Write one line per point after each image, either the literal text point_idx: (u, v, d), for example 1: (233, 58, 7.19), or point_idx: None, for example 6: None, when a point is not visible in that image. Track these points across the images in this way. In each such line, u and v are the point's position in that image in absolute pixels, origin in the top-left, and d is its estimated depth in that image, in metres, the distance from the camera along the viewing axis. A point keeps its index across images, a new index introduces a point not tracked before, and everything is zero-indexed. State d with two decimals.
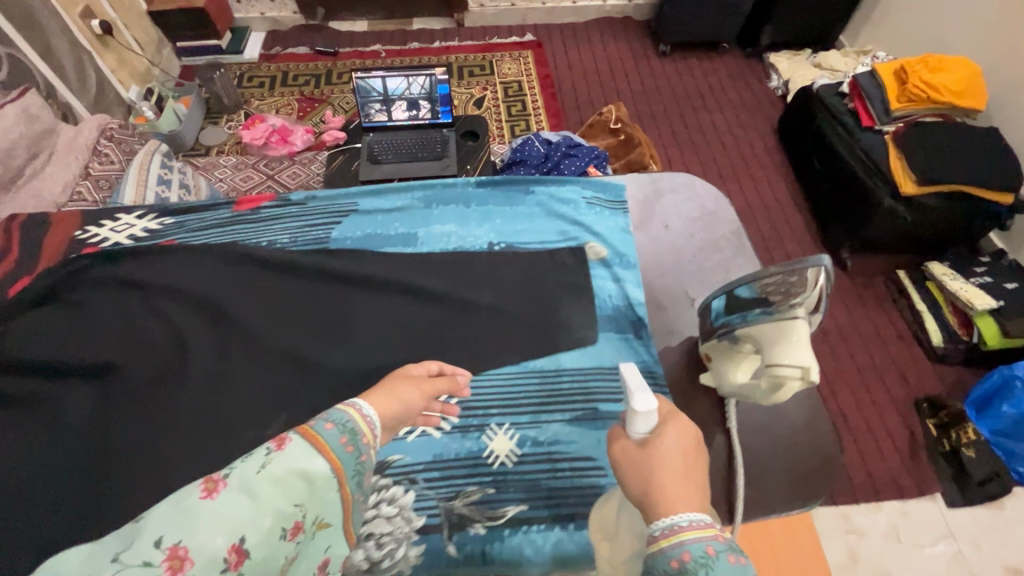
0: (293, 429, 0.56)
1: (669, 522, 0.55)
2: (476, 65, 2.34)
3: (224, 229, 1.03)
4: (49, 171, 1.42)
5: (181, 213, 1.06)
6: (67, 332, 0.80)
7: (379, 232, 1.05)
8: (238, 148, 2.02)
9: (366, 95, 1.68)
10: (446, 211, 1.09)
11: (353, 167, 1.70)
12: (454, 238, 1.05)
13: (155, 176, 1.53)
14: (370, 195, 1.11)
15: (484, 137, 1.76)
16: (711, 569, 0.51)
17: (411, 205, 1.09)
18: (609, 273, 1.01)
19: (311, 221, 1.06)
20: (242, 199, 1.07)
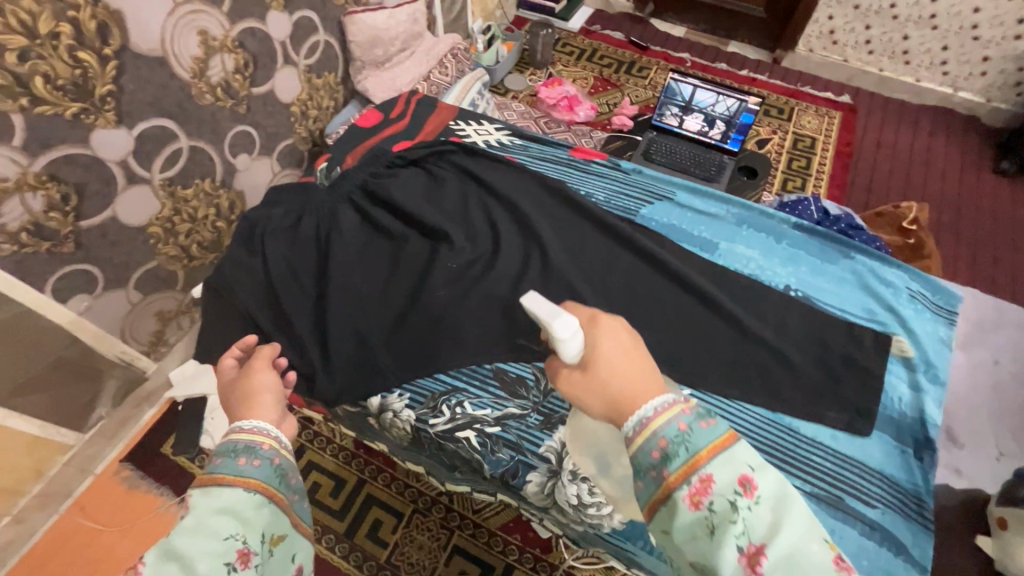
0: (192, 487, 0.66)
1: (639, 418, 0.57)
2: (776, 106, 2.22)
3: (560, 167, 1.22)
4: (405, 65, 1.74)
5: (528, 139, 1.28)
6: (430, 198, 1.12)
7: (682, 228, 1.13)
8: (529, 100, 2.23)
9: (669, 96, 1.74)
10: (754, 236, 1.12)
11: (625, 156, 1.77)
12: (752, 265, 1.07)
13: (470, 99, 1.80)
14: (688, 192, 1.18)
15: (763, 178, 1.67)
16: (688, 441, 0.54)
17: (724, 216, 1.14)
18: (908, 376, 0.94)
19: (627, 191, 1.19)
20: (580, 149, 1.25)
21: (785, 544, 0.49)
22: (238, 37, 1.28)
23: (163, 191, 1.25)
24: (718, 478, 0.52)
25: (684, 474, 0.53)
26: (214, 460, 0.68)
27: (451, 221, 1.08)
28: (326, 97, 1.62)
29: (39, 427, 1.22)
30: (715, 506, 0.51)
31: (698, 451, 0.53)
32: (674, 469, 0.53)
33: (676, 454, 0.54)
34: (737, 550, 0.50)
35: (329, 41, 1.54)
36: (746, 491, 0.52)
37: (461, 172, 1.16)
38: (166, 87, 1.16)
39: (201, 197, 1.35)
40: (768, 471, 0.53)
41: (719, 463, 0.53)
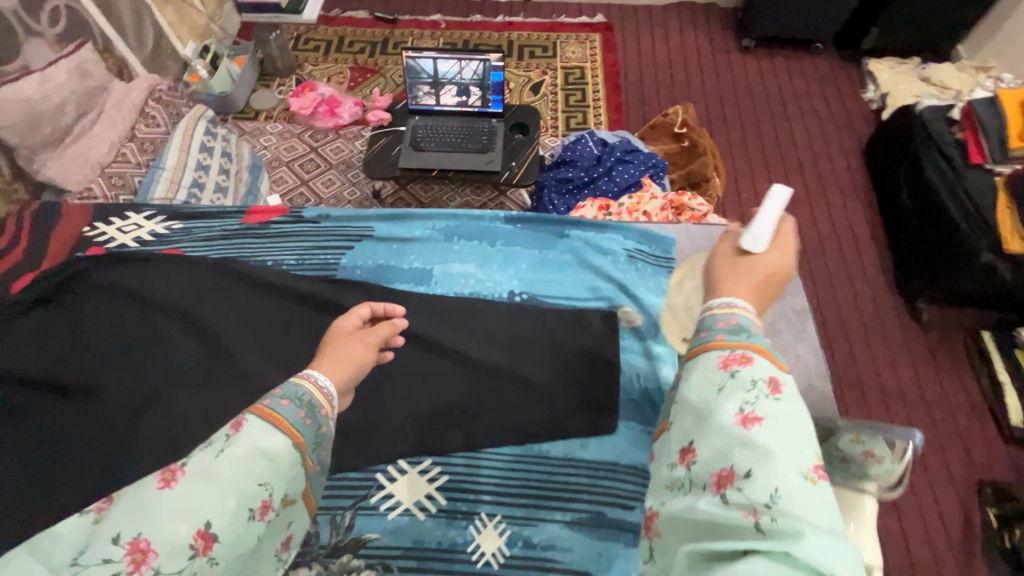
0: (248, 412, 0.59)
1: (726, 300, 0.64)
2: (539, 46, 2.19)
3: (238, 238, 1.17)
4: (96, 131, 1.42)
5: (186, 217, 1.19)
6: (62, 339, 0.96)
7: (391, 265, 1.14)
8: (286, 116, 1.97)
9: (415, 76, 1.58)
10: (465, 246, 1.18)
11: (393, 152, 1.59)
12: (472, 280, 1.13)
13: (197, 143, 1.54)
14: (386, 222, 1.20)
15: (534, 131, 1.64)
16: (753, 333, 0.60)
17: (431, 235, 1.19)
18: (638, 343, 1.04)
19: (318, 242, 1.17)
20: (253, 213, 1.20)
21: (777, 431, 0.53)
22: None
23: None
24: (758, 363, 0.57)
25: (732, 343, 0.60)
26: (276, 399, 0.61)
27: (90, 366, 0.93)
28: None
29: None
30: (738, 376, 0.57)
31: (756, 342, 0.59)
32: (726, 338, 0.61)
33: (738, 332, 0.61)
34: (738, 406, 0.55)
35: None
36: (770, 387, 0.56)
37: (101, 292, 1.01)
38: None
39: None
40: (799, 399, 0.57)
41: (765, 362, 0.58)
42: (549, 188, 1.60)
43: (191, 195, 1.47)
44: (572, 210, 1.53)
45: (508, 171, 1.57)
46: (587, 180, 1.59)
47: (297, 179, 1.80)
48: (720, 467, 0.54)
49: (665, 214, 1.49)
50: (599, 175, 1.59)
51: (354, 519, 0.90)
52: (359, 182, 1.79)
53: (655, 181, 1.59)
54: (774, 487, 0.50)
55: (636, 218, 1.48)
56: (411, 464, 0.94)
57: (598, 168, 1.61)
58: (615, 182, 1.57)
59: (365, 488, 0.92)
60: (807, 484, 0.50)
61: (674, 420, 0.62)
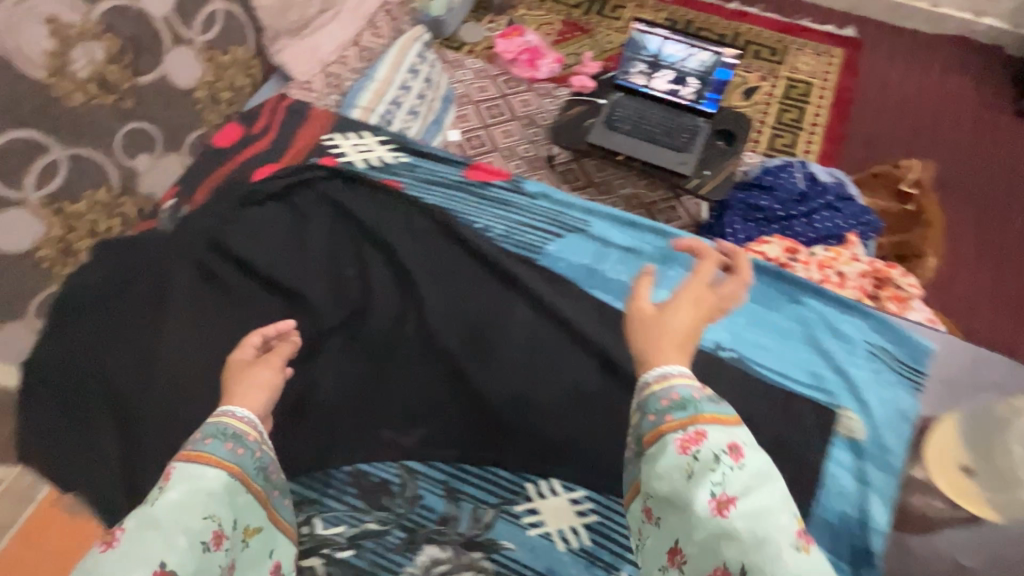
0: (174, 461, 0.68)
1: (661, 371, 0.69)
2: (768, 46, 1.95)
3: (457, 190, 1.21)
4: (330, 29, 1.51)
5: (416, 156, 1.27)
6: (286, 250, 1.10)
7: (597, 271, 1.14)
8: (487, 54, 1.96)
9: (635, 51, 1.49)
10: (681, 277, 1.14)
11: (585, 123, 1.53)
12: None
13: (408, 64, 1.59)
14: (602, 221, 1.20)
15: (741, 143, 1.47)
16: (687, 406, 0.66)
17: (647, 252, 1.16)
18: (853, 461, 0.98)
19: (530, 220, 1.19)
20: (477, 168, 1.25)
21: (753, 501, 0.59)
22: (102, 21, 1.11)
23: (47, 210, 1.11)
24: (710, 434, 0.64)
25: (682, 423, 0.65)
26: (202, 441, 0.70)
27: (306, 279, 1.08)
28: (239, 76, 1.42)
29: None
30: (701, 454, 0.63)
31: (702, 414, 0.65)
32: (675, 417, 0.66)
33: (680, 408, 0.66)
34: (711, 493, 0.60)
35: (229, 10, 1.34)
36: (732, 457, 0.63)
37: (334, 213, 1.14)
38: (17, 93, 1.01)
39: (99, 209, 1.20)
40: (755, 451, 0.64)
41: (712, 424, 0.65)
42: (734, 210, 1.45)
43: (387, 111, 1.52)
44: (754, 243, 1.37)
45: (697, 179, 1.44)
46: (782, 215, 1.41)
47: (480, 121, 1.79)
48: (710, 563, 0.58)
49: (862, 283, 1.28)
50: (797, 214, 1.41)
51: (495, 521, 0.95)
52: (536, 142, 1.75)
53: (861, 241, 1.37)
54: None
55: (826, 275, 1.29)
56: (566, 489, 0.97)
57: (799, 206, 1.41)
58: (814, 228, 1.37)
59: (513, 494, 0.97)
60: (800, 555, 0.56)
61: (652, 512, 0.66)
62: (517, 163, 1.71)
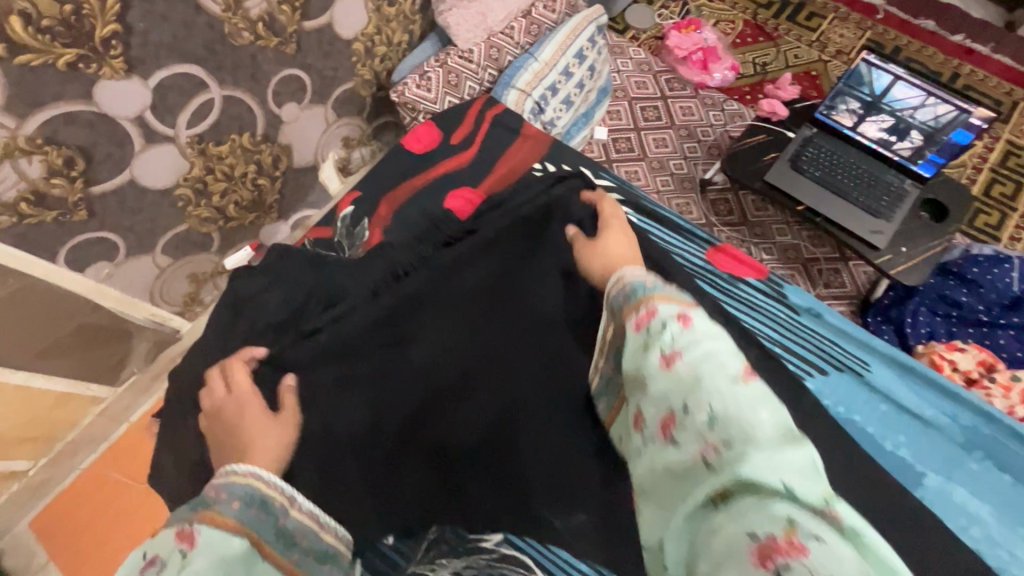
0: (198, 518, 0.48)
1: (617, 276, 0.61)
2: (991, 97, 1.62)
3: (698, 274, 1.00)
4: None
5: (656, 215, 1.06)
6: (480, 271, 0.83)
7: (870, 428, 0.88)
8: (653, 45, 1.74)
9: (853, 85, 1.23)
10: (982, 471, 0.86)
11: (765, 157, 1.31)
12: (979, 522, 0.82)
13: (576, 48, 1.41)
14: (884, 365, 0.93)
15: (955, 222, 1.21)
16: (643, 288, 0.57)
17: (941, 424, 0.89)
18: None
19: (789, 336, 0.96)
20: (728, 253, 1.03)
21: (706, 362, 0.49)
22: None
23: (192, 149, 1.04)
24: (659, 304, 0.54)
25: (634, 305, 0.56)
26: (232, 502, 0.50)
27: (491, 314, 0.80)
28: (398, 31, 1.30)
29: (66, 384, 1.15)
30: (653, 326, 0.53)
31: (653, 295, 0.55)
32: (628, 300, 0.57)
33: (635, 291, 0.57)
34: (658, 353, 0.51)
35: None
36: (681, 322, 0.52)
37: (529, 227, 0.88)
38: (191, 25, 0.91)
39: (239, 153, 1.14)
40: (713, 324, 0.53)
41: (663, 297, 0.55)
42: (924, 299, 1.22)
43: (542, 96, 1.38)
44: (943, 346, 1.14)
45: (890, 254, 1.21)
46: (985, 320, 1.18)
47: (631, 122, 1.60)
48: (665, 412, 0.49)
49: None
50: (1005, 322, 1.17)
51: None
52: (691, 158, 1.55)
53: None
54: (710, 403, 0.46)
55: None
56: None
57: (1009, 314, 1.17)
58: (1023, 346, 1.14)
59: None
60: (738, 386, 0.47)
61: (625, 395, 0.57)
62: (664, 179, 1.53)
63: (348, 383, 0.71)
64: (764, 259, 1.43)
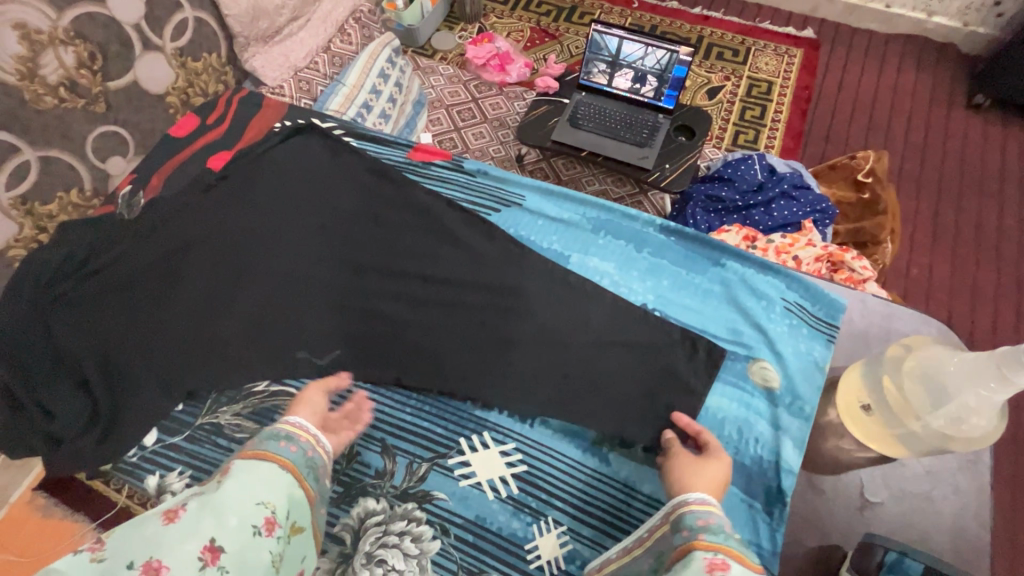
0: (234, 460, 0.73)
1: (699, 497, 0.74)
2: (730, 48, 2.02)
3: (398, 169, 1.23)
4: (300, 36, 1.56)
5: (364, 137, 1.30)
6: (233, 202, 1.14)
7: (532, 239, 1.16)
8: (459, 61, 2.02)
9: (595, 51, 1.53)
10: (611, 244, 1.15)
11: (550, 122, 1.57)
12: (607, 277, 1.11)
13: (377, 69, 1.63)
14: (537, 195, 1.21)
15: (701, 138, 1.52)
16: (725, 534, 0.66)
17: (580, 222, 1.18)
18: (769, 410, 0.97)
19: (467, 191, 1.22)
20: (421, 149, 1.26)
21: None
22: (71, 28, 1.13)
23: (17, 209, 1.13)
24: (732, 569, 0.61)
25: (711, 545, 0.64)
26: (259, 442, 0.77)
27: (236, 221, 1.12)
28: (211, 82, 1.46)
29: None
30: None
31: (733, 547, 0.64)
32: (708, 538, 0.66)
33: (713, 531, 0.67)
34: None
35: (199, 17, 1.37)
36: None
37: (279, 178, 1.17)
38: None
39: (70, 210, 1.23)
40: None
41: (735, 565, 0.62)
42: (695, 202, 1.49)
43: (358, 114, 1.57)
44: (714, 232, 1.42)
45: (658, 172, 1.48)
46: (741, 205, 1.46)
47: (451, 124, 1.84)
48: None
49: (817, 266, 1.32)
50: (755, 203, 1.45)
51: (428, 473, 0.95)
52: (506, 142, 1.81)
53: (817, 228, 1.41)
54: None
55: (783, 260, 1.33)
56: (496, 443, 0.97)
57: (757, 195, 1.46)
58: (772, 217, 1.42)
59: (447, 447, 0.97)
60: None
61: None
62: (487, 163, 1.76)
63: (133, 282, 1.04)
64: None
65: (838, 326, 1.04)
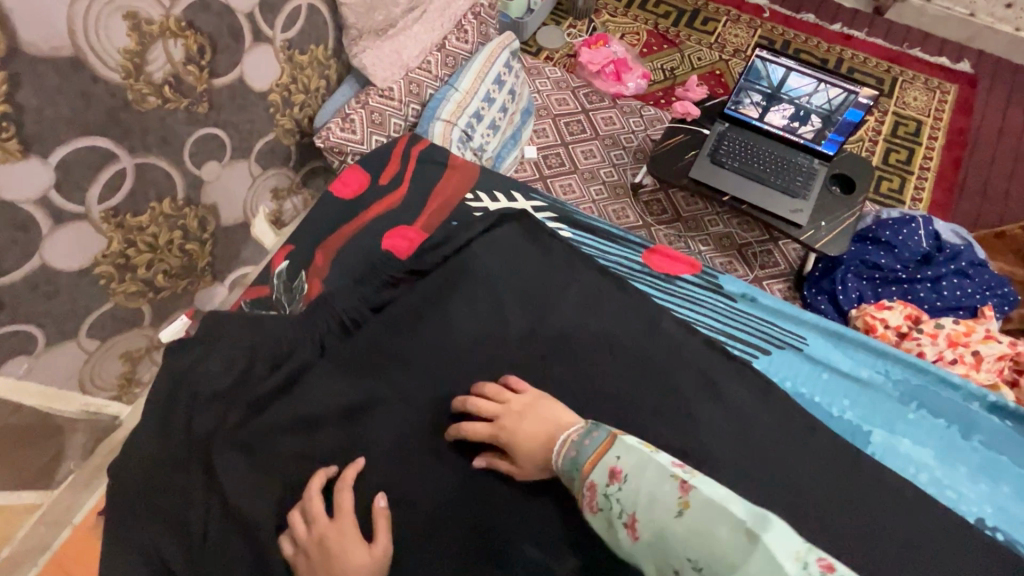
0: None
1: (562, 439, 0.65)
2: (873, 76, 1.78)
3: (643, 279, 1.07)
4: (415, 29, 1.36)
5: (583, 227, 1.13)
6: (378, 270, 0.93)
7: (818, 399, 0.95)
8: (567, 63, 1.83)
9: (752, 81, 1.33)
10: (923, 421, 0.93)
11: (686, 155, 1.40)
12: (926, 468, 0.88)
13: (494, 74, 1.45)
14: (821, 340, 1.02)
15: (861, 193, 1.32)
16: (575, 461, 0.61)
17: (878, 383, 0.97)
18: None
19: (730, 321, 1.03)
20: (662, 254, 1.11)
21: (691, 512, 0.50)
22: (183, 16, 0.96)
23: (108, 223, 0.99)
24: (616, 467, 0.56)
25: (596, 463, 0.58)
26: None
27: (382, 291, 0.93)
28: (315, 77, 1.28)
29: None
30: (604, 502, 0.56)
31: (581, 471, 0.60)
32: (586, 460, 0.60)
33: (575, 473, 0.61)
34: (622, 522, 0.54)
35: (313, 5, 1.20)
36: (614, 477, 0.56)
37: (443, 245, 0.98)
38: (89, 96, 0.87)
39: (161, 221, 1.08)
40: (642, 461, 0.55)
41: (612, 457, 0.57)
42: (848, 266, 1.31)
43: (469, 124, 1.39)
44: (873, 306, 1.23)
45: (811, 228, 1.30)
46: (904, 277, 1.28)
47: (558, 138, 1.64)
48: (644, 517, 0.52)
49: (1000, 366, 1.14)
50: (920, 277, 1.28)
51: None
52: (620, 165, 1.62)
53: (995, 314, 1.22)
54: (742, 571, 0.46)
55: (960, 353, 1.14)
56: None
57: (923, 268, 1.28)
58: (940, 296, 1.24)
59: None
60: (686, 510, 0.50)
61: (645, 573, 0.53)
62: (598, 188, 1.58)
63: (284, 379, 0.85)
64: (702, 251, 1.49)
65: None
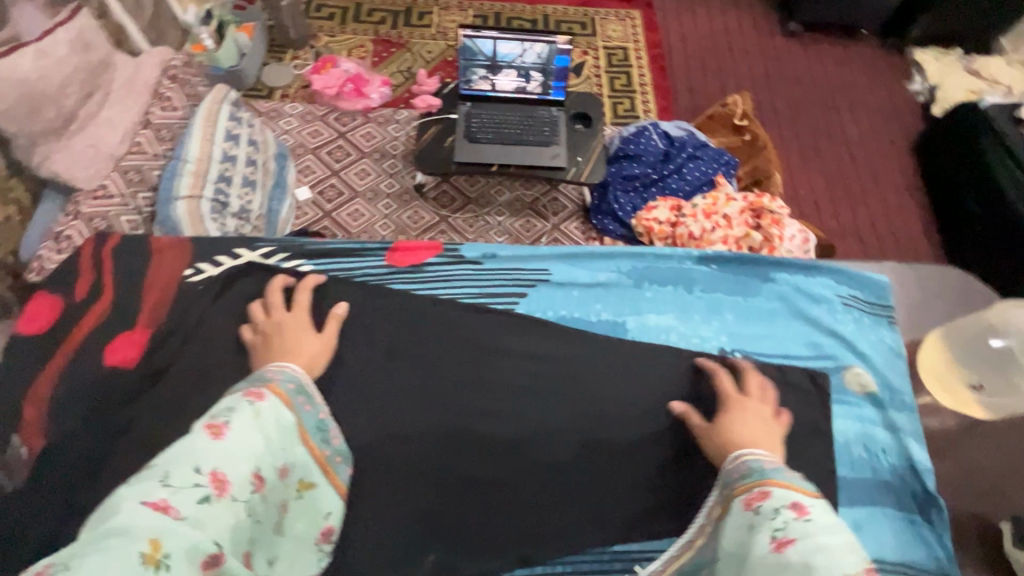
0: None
1: (744, 455, 0.75)
2: (576, 21, 2.02)
3: (397, 280, 1.08)
4: (105, 115, 1.21)
5: (323, 255, 1.09)
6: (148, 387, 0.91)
7: (575, 314, 1.08)
8: (305, 94, 1.76)
9: (470, 58, 1.41)
10: (659, 294, 1.11)
11: (445, 143, 1.45)
12: (673, 331, 1.07)
13: (223, 132, 1.32)
14: (563, 263, 1.13)
15: (599, 123, 1.50)
16: (761, 474, 0.68)
17: (617, 279, 1.12)
18: (881, 413, 1.02)
19: (490, 282, 1.10)
20: (403, 249, 1.12)
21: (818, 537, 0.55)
22: None
23: None
24: (777, 492, 0.63)
25: (761, 484, 0.66)
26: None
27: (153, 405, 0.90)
28: None
29: None
30: (761, 507, 0.62)
31: (769, 476, 0.67)
32: (765, 476, 0.67)
33: (754, 474, 0.69)
34: (770, 534, 0.58)
35: None
36: (794, 510, 0.60)
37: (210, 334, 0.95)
38: None
39: None
40: (822, 505, 0.61)
41: (778, 490, 0.64)
42: (614, 185, 1.49)
43: (218, 190, 1.26)
44: (643, 211, 1.41)
45: (574, 166, 1.44)
46: (656, 178, 1.49)
47: (326, 169, 1.60)
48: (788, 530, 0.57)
49: (745, 218, 1.39)
50: (667, 172, 1.49)
51: None
52: (397, 173, 1.63)
53: (728, 180, 1.49)
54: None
55: (715, 220, 1.37)
56: None
57: (667, 164, 1.50)
58: (686, 181, 1.47)
59: None
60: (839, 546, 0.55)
61: None
62: (385, 203, 1.57)
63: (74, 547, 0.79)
64: (500, 221, 1.58)
65: (890, 305, 1.14)
